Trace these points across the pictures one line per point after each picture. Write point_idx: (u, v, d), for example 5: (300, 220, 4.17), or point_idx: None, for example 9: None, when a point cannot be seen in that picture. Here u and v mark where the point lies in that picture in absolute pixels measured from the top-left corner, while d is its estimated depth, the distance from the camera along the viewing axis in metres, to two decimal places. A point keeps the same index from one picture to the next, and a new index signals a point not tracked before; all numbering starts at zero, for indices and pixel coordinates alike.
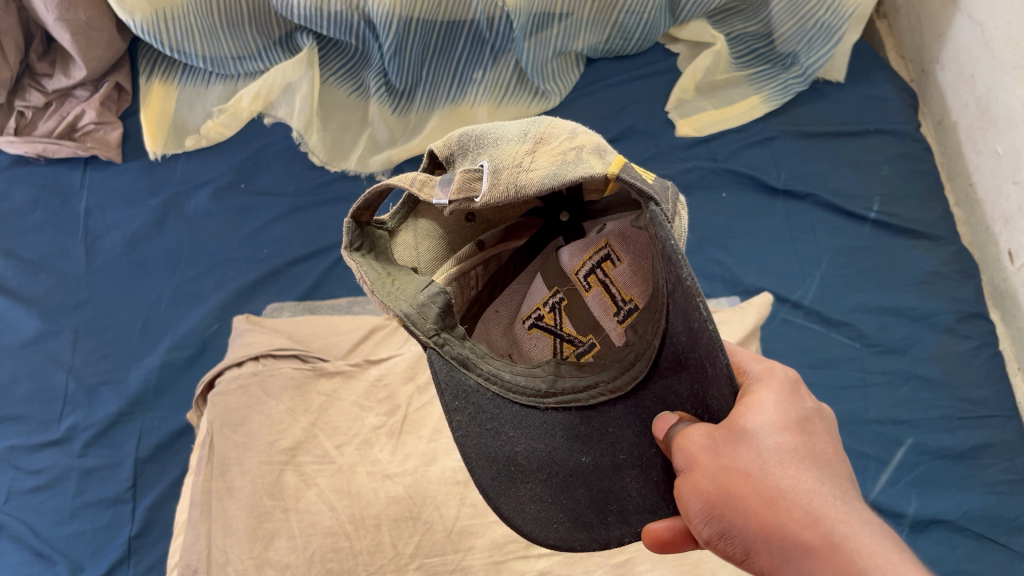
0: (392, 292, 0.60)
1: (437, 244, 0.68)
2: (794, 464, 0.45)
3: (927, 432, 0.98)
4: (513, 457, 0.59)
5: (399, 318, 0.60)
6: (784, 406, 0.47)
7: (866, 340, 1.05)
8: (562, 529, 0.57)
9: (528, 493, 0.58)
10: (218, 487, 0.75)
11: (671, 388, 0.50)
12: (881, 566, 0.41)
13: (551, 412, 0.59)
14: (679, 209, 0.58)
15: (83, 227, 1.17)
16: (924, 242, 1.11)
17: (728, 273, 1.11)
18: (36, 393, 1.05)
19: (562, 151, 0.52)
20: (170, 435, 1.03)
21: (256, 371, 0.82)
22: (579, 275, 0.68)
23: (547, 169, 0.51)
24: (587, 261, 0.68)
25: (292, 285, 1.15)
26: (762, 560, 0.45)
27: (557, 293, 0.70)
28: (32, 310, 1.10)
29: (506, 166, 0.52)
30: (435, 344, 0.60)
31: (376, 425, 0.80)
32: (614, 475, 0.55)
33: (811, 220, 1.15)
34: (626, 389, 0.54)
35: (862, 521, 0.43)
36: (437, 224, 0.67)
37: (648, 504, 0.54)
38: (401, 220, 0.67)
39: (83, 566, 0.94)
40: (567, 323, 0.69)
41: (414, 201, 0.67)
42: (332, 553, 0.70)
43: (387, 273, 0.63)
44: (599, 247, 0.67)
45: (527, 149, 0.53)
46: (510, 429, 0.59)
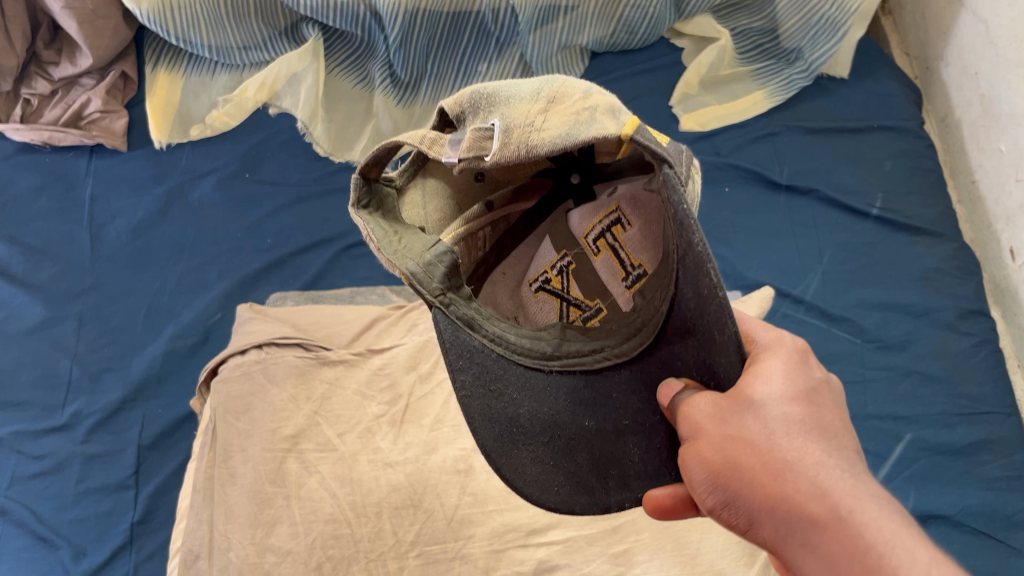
0: (399, 251, 0.61)
1: (445, 204, 0.68)
2: (801, 435, 0.45)
3: (927, 428, 0.99)
4: (516, 420, 0.60)
5: (405, 276, 0.61)
6: (791, 376, 0.47)
7: (867, 335, 1.05)
8: (562, 491, 0.58)
9: (529, 458, 0.60)
10: (221, 472, 0.75)
11: (678, 354, 0.50)
12: (890, 541, 0.41)
13: (555, 374, 0.59)
14: (693, 174, 0.59)
15: (87, 215, 1.17)
16: (927, 238, 1.11)
17: (731, 268, 1.12)
18: (40, 379, 1.06)
19: (576, 110, 0.52)
20: (173, 422, 1.04)
21: (259, 359, 0.83)
22: (588, 239, 0.71)
23: (559, 129, 0.51)
24: (598, 224, 0.70)
25: (295, 275, 1.15)
26: (766, 531, 0.45)
27: (564, 256, 0.72)
28: (36, 296, 1.11)
29: (518, 125, 0.52)
30: (441, 303, 0.61)
31: (378, 414, 0.80)
32: (616, 440, 0.56)
33: (813, 215, 1.15)
34: (632, 354, 0.54)
35: (869, 494, 0.43)
36: (445, 184, 0.67)
37: (650, 471, 0.54)
38: (410, 178, 0.67)
39: (84, 552, 0.94)
40: (573, 287, 0.71)
41: (422, 159, 0.66)
42: (333, 540, 0.71)
43: (394, 231, 0.63)
44: (610, 211, 0.69)
45: (539, 108, 0.53)
46: (514, 391, 0.60)
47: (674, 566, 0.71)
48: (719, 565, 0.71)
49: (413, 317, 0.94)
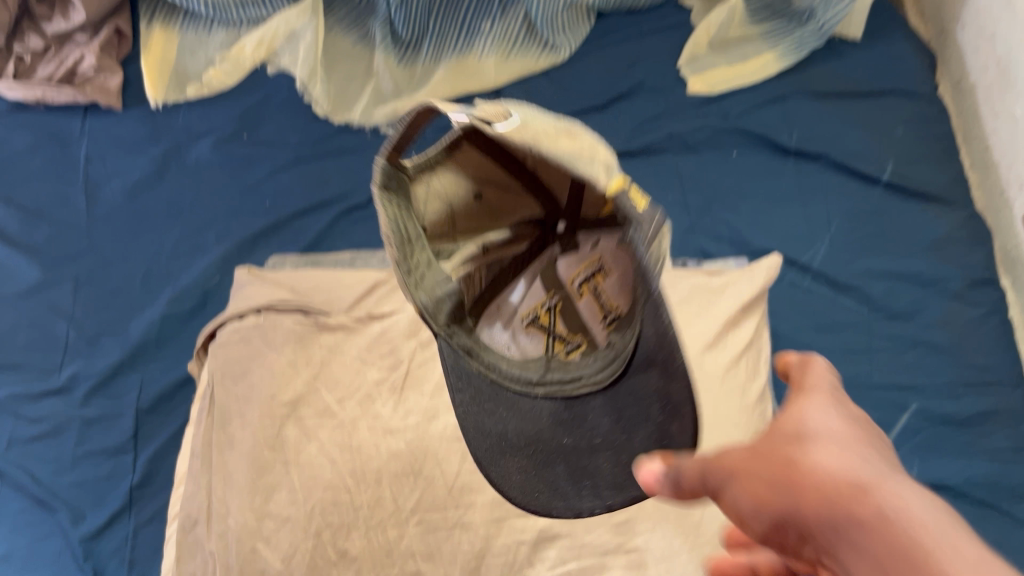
0: (418, 268, 0.63)
1: (443, 210, 0.68)
2: (841, 427, 0.42)
3: (933, 398, 0.97)
4: (504, 435, 0.62)
5: (419, 308, 0.63)
6: (839, 411, 0.43)
7: (875, 304, 1.03)
8: (542, 497, 0.61)
9: (517, 470, 0.62)
10: (219, 438, 0.75)
11: (645, 382, 0.54)
12: (937, 541, 0.33)
13: (539, 399, 0.62)
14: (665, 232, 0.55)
15: (82, 176, 1.15)
16: (938, 206, 1.09)
17: (737, 234, 1.10)
18: (36, 341, 1.04)
19: (581, 146, 0.56)
20: (170, 386, 1.02)
21: (257, 324, 0.81)
22: (574, 283, 0.69)
23: (566, 151, 0.54)
24: (581, 272, 0.69)
25: (294, 238, 1.13)
26: (821, 554, 0.38)
27: (553, 296, 0.70)
28: (32, 258, 1.09)
29: (531, 130, 0.55)
30: (445, 333, 0.64)
31: (377, 380, 0.78)
32: (590, 455, 0.58)
33: (822, 181, 1.13)
34: (607, 381, 0.58)
35: (923, 495, 0.35)
36: (460, 179, 0.67)
37: (620, 481, 0.56)
38: (424, 169, 0.65)
39: (83, 516, 0.94)
40: (559, 323, 0.69)
41: (447, 152, 0.65)
42: (332, 507, 0.70)
43: (409, 237, 0.63)
44: (592, 261, 0.68)
45: (555, 131, 0.56)
46: (503, 410, 0.63)
47: (676, 537, 0.70)
48: (721, 537, 0.70)
49: None
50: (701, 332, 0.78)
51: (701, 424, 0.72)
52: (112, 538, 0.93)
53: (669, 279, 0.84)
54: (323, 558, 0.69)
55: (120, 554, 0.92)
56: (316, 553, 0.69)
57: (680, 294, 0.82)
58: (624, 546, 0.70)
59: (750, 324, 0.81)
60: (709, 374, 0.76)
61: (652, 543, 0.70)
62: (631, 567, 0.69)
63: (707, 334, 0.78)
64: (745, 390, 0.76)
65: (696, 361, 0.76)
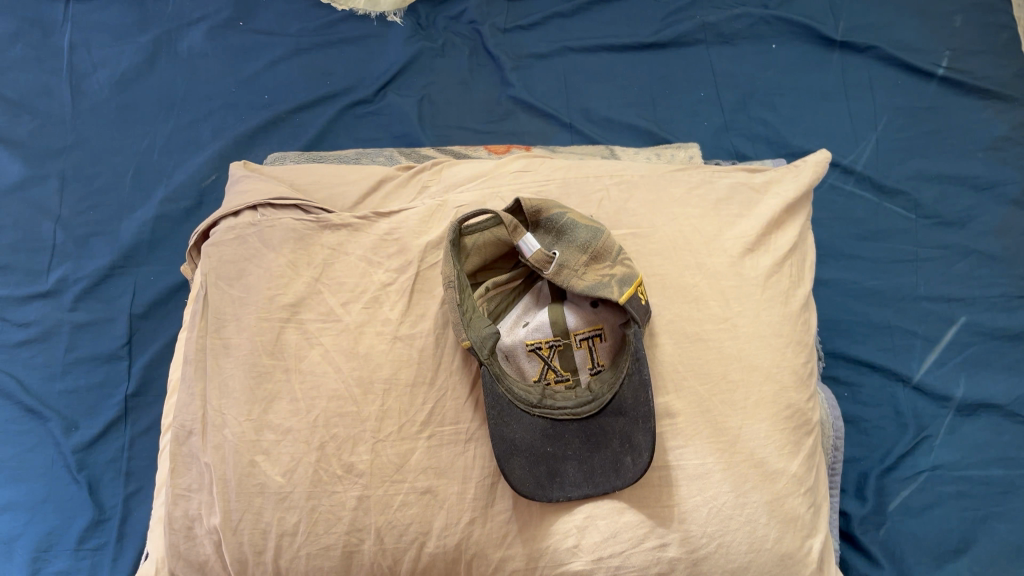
0: (473, 321, 0.63)
1: (477, 264, 0.69)
2: None
3: (982, 311, 0.91)
4: (511, 439, 0.61)
5: (468, 343, 0.62)
6: None
7: (923, 211, 0.96)
8: (541, 490, 0.61)
9: (518, 466, 0.61)
10: (213, 344, 0.68)
11: (621, 431, 0.62)
12: None
13: (535, 417, 0.62)
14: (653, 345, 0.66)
15: (66, 65, 1.07)
16: (997, 103, 1.00)
17: (775, 134, 1.02)
18: (22, 241, 0.98)
19: (603, 272, 0.64)
20: (166, 291, 0.97)
21: (253, 222, 0.72)
22: (577, 336, 0.67)
23: (587, 281, 0.64)
24: (580, 329, 0.67)
25: (295, 135, 1.05)
26: None
27: (552, 335, 0.67)
28: (15, 153, 1.02)
29: (566, 263, 0.65)
30: (490, 363, 0.62)
31: (385, 283, 0.71)
32: (554, 443, 0.62)
33: (870, 76, 1.04)
34: (587, 410, 0.63)
35: None
36: (496, 245, 0.69)
37: (592, 471, 0.62)
38: (470, 238, 0.68)
39: (75, 426, 0.90)
40: (556, 358, 0.67)
41: (493, 222, 0.68)
42: (338, 418, 0.65)
43: (462, 288, 0.64)
44: (593, 325, 0.67)
45: (584, 259, 0.65)
46: (511, 412, 0.62)
47: (711, 453, 0.63)
48: (761, 455, 0.63)
49: (424, 179, 0.81)
50: (741, 234, 0.70)
51: (739, 332, 0.66)
52: (105, 450, 0.89)
53: (704, 177, 0.76)
54: (328, 472, 0.63)
55: (115, 466, 0.89)
56: (321, 466, 0.63)
57: (717, 193, 0.74)
58: (653, 464, 0.63)
59: (794, 227, 0.73)
60: (749, 279, 0.68)
61: (685, 459, 0.63)
62: (661, 485, 0.62)
63: (748, 235, 0.70)
64: (789, 297, 0.69)
65: (735, 265, 0.69)
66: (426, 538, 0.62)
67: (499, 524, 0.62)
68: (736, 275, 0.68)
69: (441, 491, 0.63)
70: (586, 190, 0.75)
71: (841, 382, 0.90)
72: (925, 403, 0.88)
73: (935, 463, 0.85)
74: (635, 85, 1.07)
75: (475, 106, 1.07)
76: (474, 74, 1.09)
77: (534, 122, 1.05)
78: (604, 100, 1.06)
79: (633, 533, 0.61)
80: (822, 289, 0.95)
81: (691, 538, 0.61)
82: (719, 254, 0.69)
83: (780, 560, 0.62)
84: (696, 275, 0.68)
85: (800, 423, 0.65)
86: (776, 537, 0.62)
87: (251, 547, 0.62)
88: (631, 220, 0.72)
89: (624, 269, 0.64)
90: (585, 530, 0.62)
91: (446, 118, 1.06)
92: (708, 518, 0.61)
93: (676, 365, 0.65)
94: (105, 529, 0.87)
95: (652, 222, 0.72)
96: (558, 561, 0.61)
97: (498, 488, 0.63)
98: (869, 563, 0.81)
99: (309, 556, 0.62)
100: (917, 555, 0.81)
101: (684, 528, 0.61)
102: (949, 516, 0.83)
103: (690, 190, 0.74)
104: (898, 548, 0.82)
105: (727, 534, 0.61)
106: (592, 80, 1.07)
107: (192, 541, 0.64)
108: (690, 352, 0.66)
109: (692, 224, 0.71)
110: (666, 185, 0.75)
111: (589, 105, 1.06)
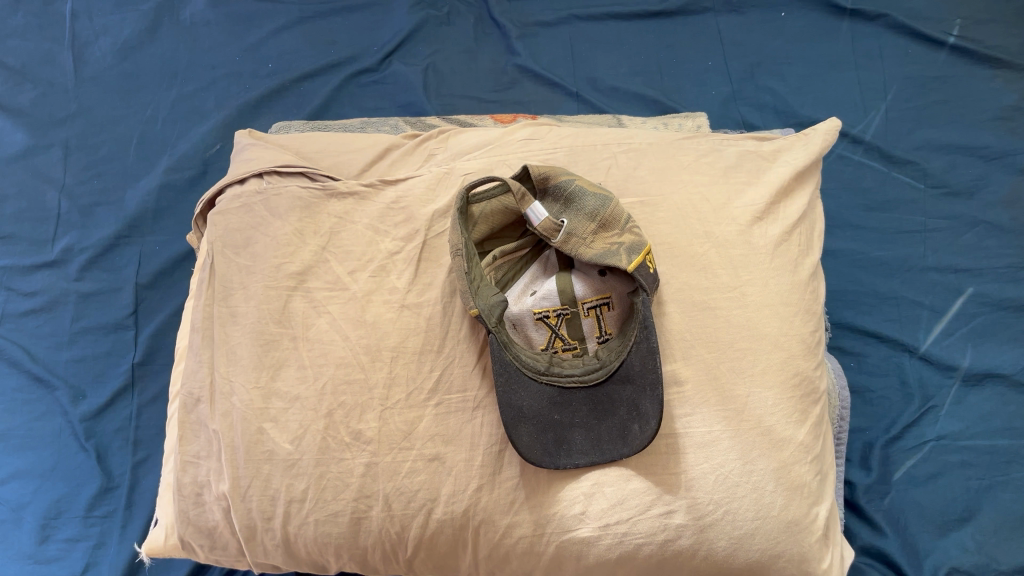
0: (480, 290, 0.63)
1: (485, 232, 0.69)
2: None
3: (990, 281, 0.91)
4: (518, 407, 0.61)
5: (475, 311, 0.62)
6: None
7: (932, 181, 0.96)
8: (548, 457, 0.61)
9: (525, 434, 0.61)
10: (220, 311, 0.68)
11: (630, 399, 0.62)
12: None
13: (543, 385, 0.62)
14: (661, 314, 0.66)
15: (68, 33, 1.07)
16: (1008, 71, 0.99)
17: (782, 103, 1.01)
18: (28, 211, 0.99)
19: (612, 241, 0.64)
20: (171, 261, 0.97)
21: (260, 189, 0.72)
22: (585, 304, 0.66)
23: (595, 251, 0.63)
24: (587, 299, 0.66)
25: (299, 104, 1.04)
26: None
27: (560, 304, 0.66)
28: (18, 122, 1.02)
29: (574, 232, 0.64)
30: (497, 332, 0.62)
31: (392, 251, 0.70)
32: (562, 412, 0.62)
33: (879, 45, 1.03)
34: (595, 379, 0.63)
35: None
36: (504, 213, 0.69)
37: (599, 438, 0.62)
38: (479, 207, 0.68)
39: (83, 394, 0.91)
40: (563, 327, 0.66)
41: (502, 190, 0.68)
42: (345, 385, 0.65)
43: (470, 256, 0.64)
44: (602, 294, 0.66)
45: (592, 227, 0.64)
46: (519, 380, 0.62)
47: (718, 421, 0.63)
48: (768, 422, 0.63)
49: (431, 147, 0.80)
50: (750, 202, 0.70)
51: (747, 301, 0.66)
52: (113, 418, 0.90)
53: (713, 146, 0.75)
54: (335, 439, 0.63)
55: (123, 434, 0.89)
56: (328, 434, 0.63)
57: (727, 161, 0.74)
58: (660, 432, 0.63)
59: (804, 195, 0.72)
60: (758, 247, 0.68)
61: (692, 427, 0.63)
62: (668, 452, 0.62)
63: (757, 203, 0.70)
64: (797, 266, 0.68)
65: (743, 233, 0.68)
66: (434, 505, 0.62)
67: (506, 491, 0.62)
68: (745, 243, 0.68)
69: (449, 458, 0.63)
70: (595, 158, 0.75)
71: (847, 352, 0.90)
72: (930, 374, 0.88)
73: (940, 433, 0.85)
74: (642, 54, 1.06)
75: (480, 75, 1.06)
76: (479, 43, 1.08)
77: (540, 91, 1.05)
78: (611, 69, 1.05)
79: (640, 500, 0.61)
80: (829, 260, 0.95)
81: (698, 505, 0.61)
82: (728, 222, 0.69)
83: (787, 527, 0.61)
84: (705, 243, 0.68)
85: (807, 391, 0.65)
86: (782, 504, 0.61)
87: (260, 514, 0.63)
88: (639, 188, 0.72)
89: (633, 237, 0.64)
90: (592, 497, 0.62)
91: (451, 86, 1.06)
92: (714, 485, 0.61)
93: (684, 334, 0.65)
94: (114, 496, 0.87)
95: (660, 190, 0.71)
96: (565, 527, 0.61)
97: (506, 456, 0.63)
98: (873, 532, 0.81)
99: (317, 522, 0.63)
100: (920, 523, 0.82)
101: (691, 495, 0.61)
102: (954, 486, 0.83)
103: (700, 159, 0.74)
104: (902, 516, 0.82)
105: (733, 501, 0.61)
106: (598, 49, 1.06)
107: (201, 507, 0.65)
108: (697, 321, 0.66)
109: (700, 192, 0.71)
110: (675, 153, 0.74)
111: (596, 74, 1.05)
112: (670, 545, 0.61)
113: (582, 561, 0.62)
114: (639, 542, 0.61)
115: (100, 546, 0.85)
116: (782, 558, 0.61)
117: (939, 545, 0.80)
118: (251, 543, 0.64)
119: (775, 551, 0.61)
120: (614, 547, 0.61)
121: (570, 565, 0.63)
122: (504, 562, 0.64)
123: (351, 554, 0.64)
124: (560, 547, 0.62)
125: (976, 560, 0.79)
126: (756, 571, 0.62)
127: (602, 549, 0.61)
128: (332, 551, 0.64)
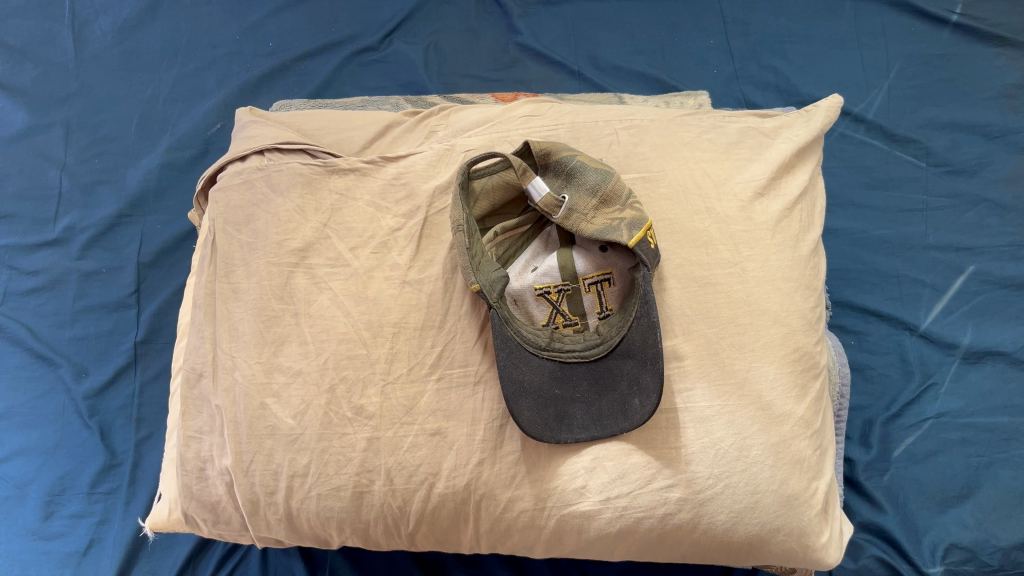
0: (482, 265, 0.63)
1: (487, 206, 0.69)
2: None
3: (993, 260, 0.91)
4: (519, 381, 0.62)
5: (477, 287, 0.62)
6: None
7: (934, 159, 0.96)
8: (549, 431, 0.61)
9: (527, 409, 0.61)
10: (222, 287, 0.68)
11: (631, 375, 0.62)
12: None
13: (544, 360, 0.62)
14: (663, 291, 0.66)
15: (69, 12, 1.07)
16: (1011, 50, 0.99)
17: (784, 82, 1.01)
18: (30, 190, 0.99)
19: (613, 217, 0.64)
20: (173, 240, 0.97)
21: (260, 166, 0.71)
22: (586, 280, 0.66)
23: (596, 228, 0.63)
24: (587, 275, 0.67)
25: (300, 83, 1.04)
26: None
27: (562, 281, 0.67)
28: (19, 102, 1.03)
29: (575, 209, 0.64)
30: (498, 308, 0.62)
31: (393, 228, 0.70)
32: (563, 387, 0.62)
33: (883, 23, 1.03)
34: (596, 354, 0.63)
35: None
36: (506, 190, 0.69)
37: (598, 415, 0.62)
38: (482, 182, 0.68)
39: (86, 372, 0.91)
40: (564, 303, 0.67)
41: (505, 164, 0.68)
42: (347, 360, 0.65)
43: (472, 232, 0.64)
44: (602, 271, 0.67)
45: (592, 204, 0.64)
46: (520, 358, 0.62)
47: (718, 396, 0.63)
48: (767, 397, 0.63)
49: (432, 124, 0.80)
50: (751, 178, 0.70)
51: (747, 274, 0.66)
52: (116, 396, 0.90)
53: (715, 122, 0.75)
54: (337, 415, 0.63)
55: (126, 412, 0.90)
56: (330, 409, 0.64)
57: (729, 138, 0.74)
58: (661, 407, 0.63)
59: (805, 172, 0.72)
60: (758, 223, 0.68)
61: (692, 403, 0.63)
62: (669, 427, 0.62)
63: (758, 179, 0.70)
64: (798, 242, 0.68)
65: (745, 210, 0.68)
66: (436, 479, 0.62)
67: (507, 465, 0.62)
68: (747, 219, 0.68)
69: (451, 433, 0.63)
70: (597, 134, 0.75)
71: (848, 331, 0.90)
72: (931, 351, 0.88)
73: (940, 410, 0.86)
74: (644, 32, 1.06)
75: (481, 54, 1.06)
76: (480, 22, 1.07)
77: (542, 70, 1.04)
78: (613, 47, 1.05)
79: (641, 474, 0.61)
80: (829, 238, 0.95)
81: (697, 480, 0.61)
82: (730, 198, 0.69)
83: (785, 501, 0.61)
84: (707, 220, 0.68)
85: (807, 366, 0.65)
86: (782, 479, 0.61)
87: (262, 488, 0.63)
88: (642, 164, 0.72)
89: (634, 213, 0.63)
90: (593, 472, 0.62)
91: (452, 65, 1.05)
92: (714, 460, 0.61)
93: (685, 311, 0.65)
94: (118, 473, 0.88)
95: (663, 166, 0.71)
96: (565, 502, 0.62)
97: (508, 430, 0.63)
98: (873, 508, 0.82)
99: (320, 496, 0.63)
100: (919, 499, 0.82)
101: (690, 470, 0.61)
102: (952, 463, 0.83)
103: (701, 135, 0.74)
104: (901, 493, 0.83)
105: (733, 476, 0.61)
106: (600, 27, 1.06)
107: (204, 482, 0.65)
108: (699, 297, 0.66)
109: (702, 168, 0.71)
110: (677, 129, 0.74)
111: (598, 53, 1.05)
112: (669, 519, 0.61)
113: (582, 534, 0.62)
114: (639, 515, 0.61)
115: (104, 522, 0.85)
116: (781, 531, 0.62)
117: (938, 521, 0.81)
118: (254, 517, 0.64)
119: (775, 525, 0.61)
120: (614, 521, 0.61)
121: (571, 538, 0.63)
122: (505, 536, 0.64)
123: (353, 528, 0.64)
124: (561, 521, 0.62)
125: (975, 536, 0.80)
126: (756, 544, 0.62)
127: (603, 523, 0.62)
128: (335, 525, 0.64)
